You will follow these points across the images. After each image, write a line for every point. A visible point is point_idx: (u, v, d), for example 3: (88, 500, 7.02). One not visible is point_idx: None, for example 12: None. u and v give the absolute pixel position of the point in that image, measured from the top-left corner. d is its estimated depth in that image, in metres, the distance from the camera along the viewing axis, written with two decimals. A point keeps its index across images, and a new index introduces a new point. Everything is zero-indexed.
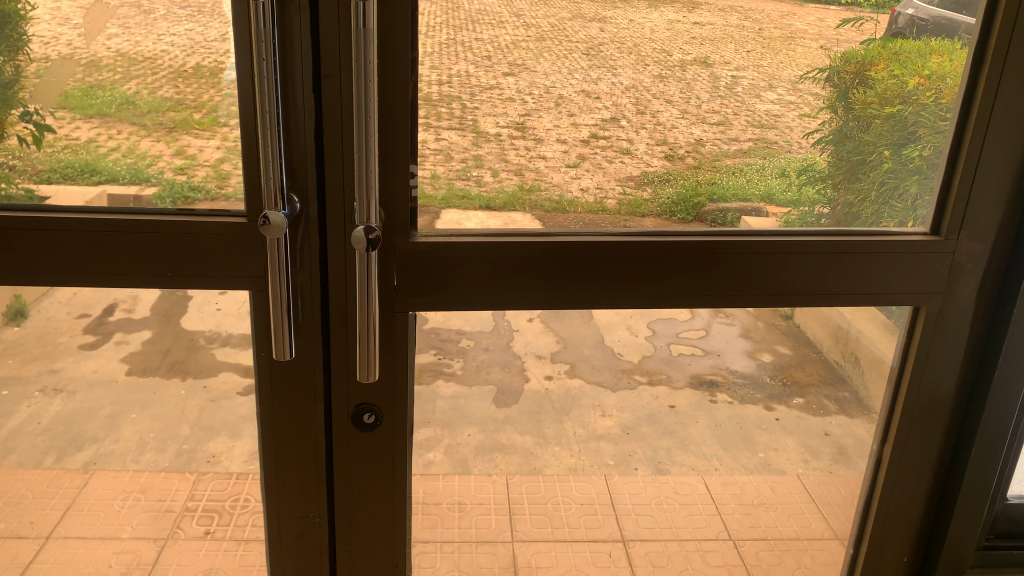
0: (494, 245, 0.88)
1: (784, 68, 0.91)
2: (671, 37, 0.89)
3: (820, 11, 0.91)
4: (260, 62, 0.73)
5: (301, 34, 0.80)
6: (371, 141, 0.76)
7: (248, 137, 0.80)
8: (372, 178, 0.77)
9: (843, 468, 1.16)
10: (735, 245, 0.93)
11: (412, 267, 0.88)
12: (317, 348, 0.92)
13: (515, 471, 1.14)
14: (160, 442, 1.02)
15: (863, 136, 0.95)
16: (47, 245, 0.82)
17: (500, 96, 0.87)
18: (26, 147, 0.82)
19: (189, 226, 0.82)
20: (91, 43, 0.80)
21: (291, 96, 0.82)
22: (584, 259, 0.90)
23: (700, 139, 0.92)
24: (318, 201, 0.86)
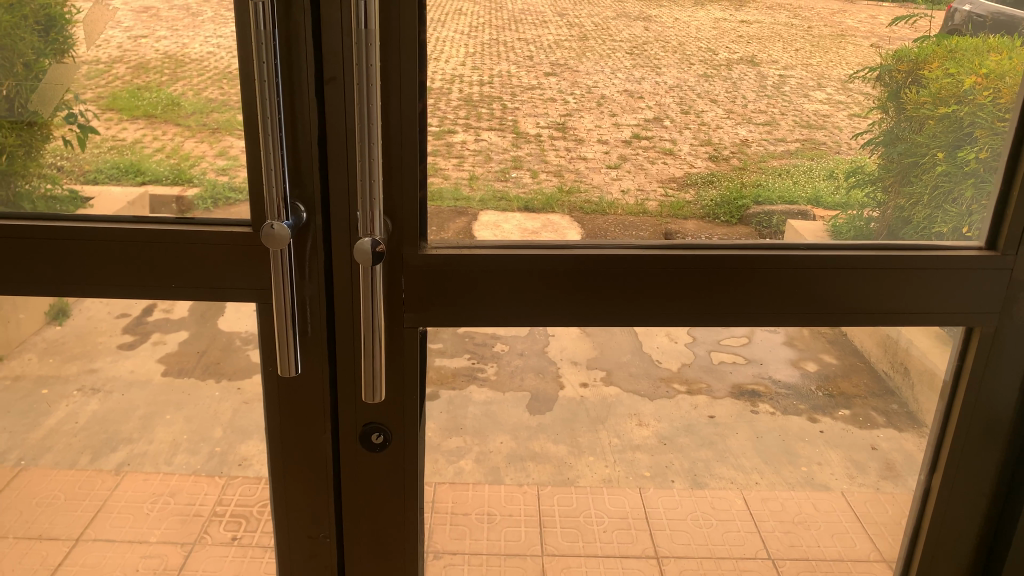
0: (511, 257, 0.86)
1: (834, 66, 0.88)
2: (716, 36, 0.87)
3: (873, 7, 0.88)
4: (260, 64, 0.72)
5: (305, 35, 0.79)
6: (373, 151, 0.75)
7: (251, 144, 0.79)
8: (376, 191, 0.77)
9: (891, 484, 1.12)
10: (774, 260, 0.90)
11: (424, 279, 0.86)
12: (324, 363, 0.92)
13: (547, 481, 1.12)
14: (193, 444, 1.02)
15: (915, 137, 0.91)
16: (78, 255, 0.83)
17: (541, 96, 0.85)
18: (71, 149, 0.83)
19: (205, 237, 0.82)
20: (140, 46, 0.80)
21: (297, 102, 0.81)
22: (618, 273, 0.88)
23: (745, 140, 0.89)
24: (324, 208, 0.86)
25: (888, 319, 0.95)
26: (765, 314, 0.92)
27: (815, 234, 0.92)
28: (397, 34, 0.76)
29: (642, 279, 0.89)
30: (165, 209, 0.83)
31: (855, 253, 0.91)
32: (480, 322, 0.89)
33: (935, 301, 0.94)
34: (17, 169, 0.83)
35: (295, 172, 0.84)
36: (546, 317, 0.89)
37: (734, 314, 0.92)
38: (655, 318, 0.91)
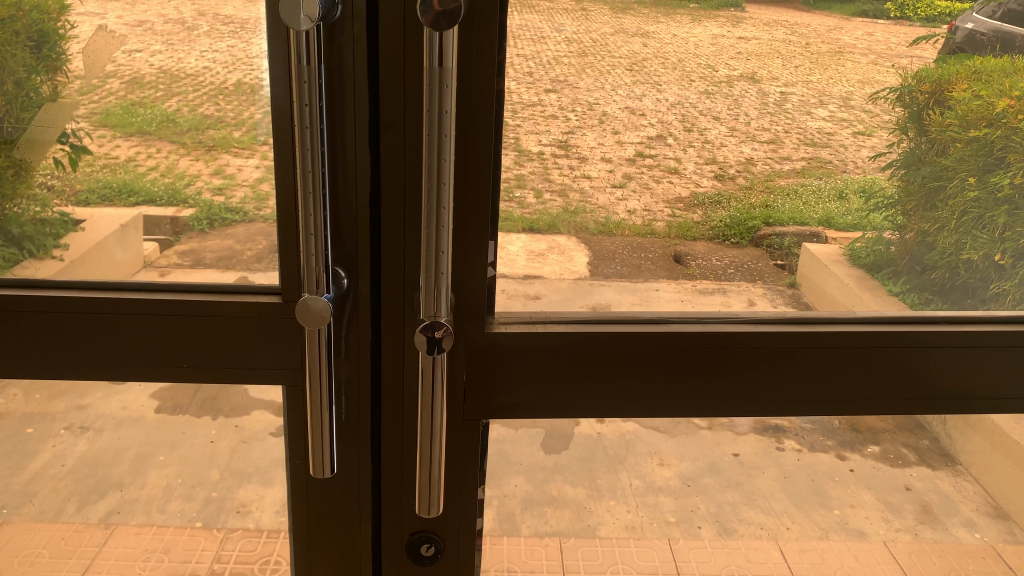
0: (580, 337, 0.90)
1: (834, 83, 0.87)
2: (716, 52, 0.85)
3: (868, 24, 0.86)
4: (302, 107, 0.72)
5: (356, 68, 0.78)
6: (443, 218, 0.76)
7: (282, 175, 0.79)
8: (443, 263, 0.77)
9: (929, 529, 1.07)
10: (811, 338, 0.93)
11: (481, 361, 0.90)
12: (364, 448, 0.94)
13: (568, 531, 1.06)
14: (188, 489, 0.98)
15: (940, 160, 0.88)
16: (88, 326, 0.84)
17: (542, 113, 0.83)
18: (62, 169, 0.82)
19: (222, 306, 0.83)
20: (134, 60, 0.79)
21: (344, 143, 0.80)
22: (672, 353, 0.92)
23: (750, 158, 0.88)
24: (370, 270, 0.86)
25: (916, 386, 0.97)
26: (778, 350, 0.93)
27: (834, 259, 0.91)
28: (470, 98, 0.79)
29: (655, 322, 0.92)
30: (159, 230, 0.83)
31: (855, 332, 0.93)
32: (514, 413, 0.94)
33: (964, 369, 0.96)
34: (6, 190, 0.83)
35: (336, 229, 0.84)
36: (581, 397, 0.93)
37: (765, 382, 0.95)
38: (675, 393, 0.94)
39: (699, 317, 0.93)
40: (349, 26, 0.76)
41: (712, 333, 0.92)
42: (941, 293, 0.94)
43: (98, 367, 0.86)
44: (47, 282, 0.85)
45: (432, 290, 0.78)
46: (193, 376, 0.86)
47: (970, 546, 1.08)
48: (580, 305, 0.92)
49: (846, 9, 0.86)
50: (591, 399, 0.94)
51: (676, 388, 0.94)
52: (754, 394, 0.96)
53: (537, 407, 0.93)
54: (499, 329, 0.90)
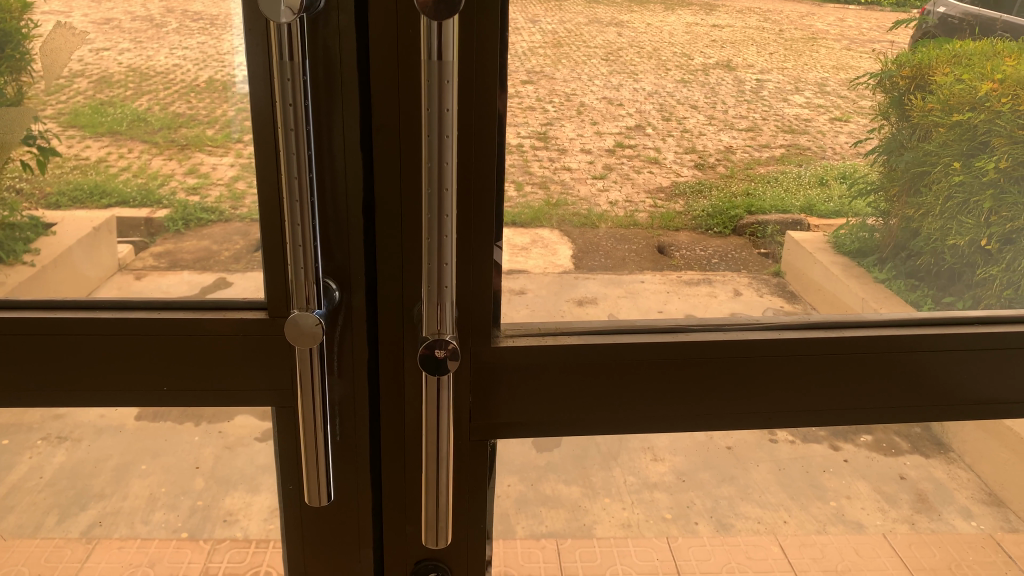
0: (582, 351, 0.91)
1: (808, 70, 0.87)
2: (690, 41, 0.85)
3: (840, 10, 0.86)
4: (286, 107, 0.70)
5: (347, 63, 0.76)
6: (444, 226, 0.74)
7: (263, 178, 0.78)
8: (446, 278, 0.75)
9: (925, 517, 1.07)
10: (808, 349, 0.94)
11: (483, 378, 0.91)
12: (362, 470, 0.94)
13: (563, 530, 1.06)
14: (172, 498, 0.98)
15: (924, 145, 0.88)
16: (67, 348, 0.83)
17: (520, 104, 0.82)
18: (30, 172, 0.81)
19: (204, 323, 0.83)
20: (102, 58, 0.78)
21: (332, 143, 0.78)
22: (674, 365, 0.93)
23: (730, 146, 0.88)
24: (364, 281, 0.85)
25: (914, 383, 0.97)
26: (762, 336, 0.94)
27: (819, 247, 0.91)
28: (470, 100, 0.79)
29: (654, 314, 0.93)
30: (135, 232, 0.83)
31: (848, 338, 0.94)
32: (517, 429, 0.94)
33: (958, 367, 0.97)
34: None
35: (325, 238, 0.83)
36: (578, 408, 0.94)
37: (759, 384, 0.95)
38: (668, 397, 0.95)
39: (718, 325, 0.94)
40: (336, 19, 0.74)
41: (719, 341, 0.92)
42: (928, 281, 0.94)
43: (75, 388, 0.85)
44: (25, 300, 0.84)
45: (433, 301, 0.76)
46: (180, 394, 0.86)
47: (970, 535, 1.08)
48: (565, 298, 0.92)
49: None
50: (588, 406, 0.94)
51: (671, 390, 0.94)
52: (747, 394, 0.96)
53: (531, 418, 0.94)
54: (504, 342, 0.90)
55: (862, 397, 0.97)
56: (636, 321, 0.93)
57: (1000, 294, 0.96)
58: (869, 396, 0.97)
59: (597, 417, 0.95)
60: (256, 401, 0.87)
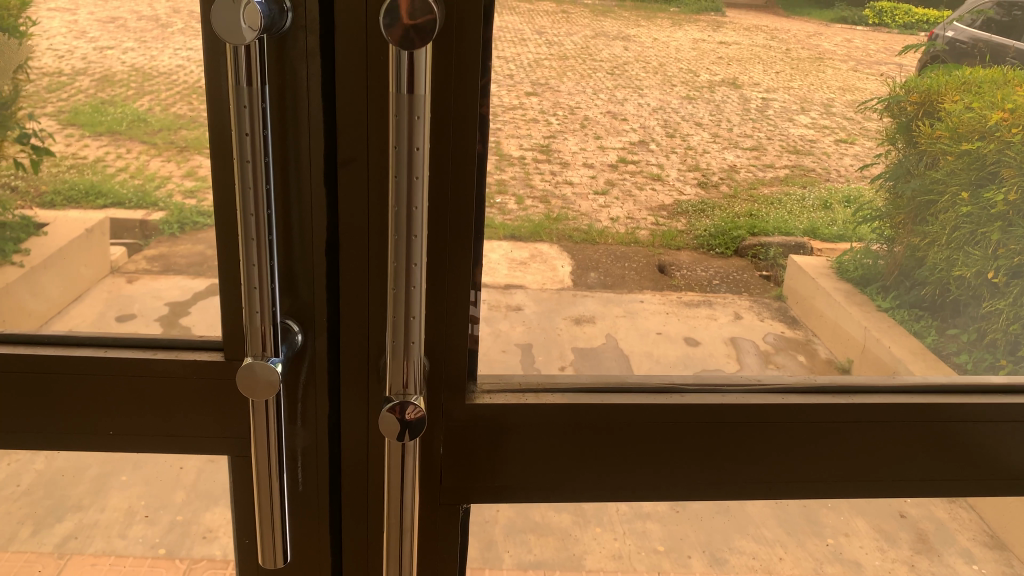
0: (568, 410, 0.88)
1: (814, 90, 0.88)
2: (697, 57, 0.84)
3: (847, 31, 0.84)
4: (242, 136, 0.67)
5: (311, 93, 0.74)
6: (413, 276, 0.69)
7: (221, 204, 0.74)
8: (414, 329, 0.71)
9: (926, 559, 1.03)
10: (798, 414, 0.91)
11: (463, 437, 0.88)
12: (321, 519, 0.92)
13: (551, 560, 1.02)
14: (151, 513, 0.94)
15: (932, 173, 0.87)
16: (26, 385, 0.80)
17: (524, 116, 0.80)
18: (24, 171, 0.80)
19: (154, 364, 0.79)
20: (106, 57, 0.77)
21: (297, 175, 0.77)
22: (661, 428, 0.90)
23: (734, 165, 0.87)
24: (327, 321, 0.83)
25: (901, 444, 0.94)
26: (757, 361, 0.93)
27: (822, 271, 0.90)
28: (445, 138, 0.76)
29: (653, 335, 0.92)
30: (129, 234, 0.80)
31: (840, 405, 0.91)
32: (494, 489, 0.91)
33: (951, 435, 0.94)
34: None
35: (289, 277, 0.81)
36: (559, 471, 0.91)
37: (748, 446, 0.92)
38: (651, 459, 0.91)
39: (715, 386, 0.91)
40: (301, 41, 0.72)
41: (713, 404, 0.90)
42: (932, 311, 0.92)
43: (32, 429, 0.82)
44: None
45: (399, 349, 0.71)
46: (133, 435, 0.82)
47: None
48: (561, 316, 0.91)
49: (825, 15, 0.84)
50: (568, 463, 0.91)
51: (652, 445, 0.91)
52: (735, 457, 0.93)
53: (511, 476, 0.91)
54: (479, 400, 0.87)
55: (852, 462, 0.94)
56: (634, 341, 0.92)
57: (1007, 329, 0.94)
58: (856, 462, 0.94)
59: (577, 478, 0.91)
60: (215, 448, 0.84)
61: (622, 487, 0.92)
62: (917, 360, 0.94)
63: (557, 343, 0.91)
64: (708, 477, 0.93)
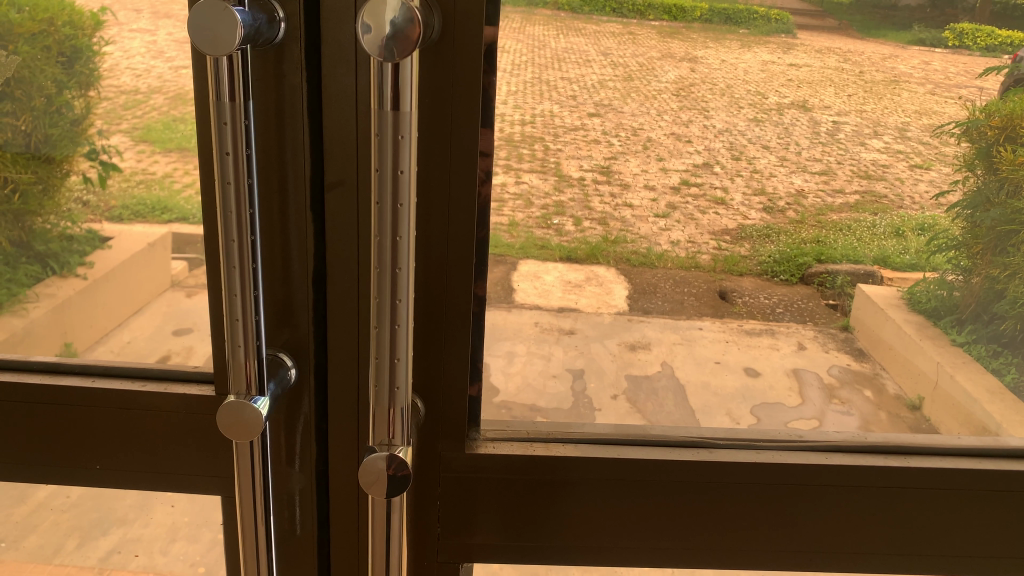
0: (585, 463, 0.85)
1: (888, 113, 0.83)
2: (765, 79, 0.81)
3: (925, 53, 0.80)
4: (224, 156, 0.66)
5: (299, 112, 0.74)
6: (399, 313, 0.67)
7: (210, 227, 0.75)
8: (401, 366, 0.69)
9: None
10: (825, 477, 0.86)
11: (469, 488, 0.86)
12: (315, 559, 0.92)
13: None
14: (194, 530, 0.93)
15: (1013, 202, 0.82)
16: (55, 416, 0.81)
17: (585, 137, 0.81)
18: (91, 187, 0.82)
19: (163, 401, 0.80)
20: (180, 76, 0.74)
21: (286, 200, 0.77)
22: (681, 486, 0.86)
23: (801, 190, 0.83)
24: (317, 352, 0.83)
25: (948, 501, 0.87)
26: (820, 395, 0.89)
27: (892, 303, 0.86)
28: (450, 161, 0.74)
29: (711, 364, 0.88)
30: (191, 248, 0.80)
31: (863, 466, 0.86)
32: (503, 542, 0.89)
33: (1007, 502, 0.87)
34: (35, 207, 0.83)
35: (283, 309, 0.81)
36: (579, 524, 0.88)
37: (776, 505, 0.88)
38: (676, 513, 0.88)
39: (750, 443, 0.88)
40: (293, 51, 0.72)
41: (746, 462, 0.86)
42: (1012, 347, 0.87)
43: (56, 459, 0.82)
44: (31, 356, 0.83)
45: (383, 395, 0.70)
46: (152, 462, 0.82)
47: None
48: (616, 340, 0.87)
49: (901, 36, 0.80)
50: (586, 518, 0.88)
51: (671, 497, 0.87)
52: (764, 514, 0.88)
53: (521, 531, 0.88)
54: (480, 450, 0.85)
55: (887, 524, 0.89)
56: (690, 370, 0.88)
57: None
58: (892, 523, 0.89)
59: (606, 529, 0.88)
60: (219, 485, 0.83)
61: (646, 543, 0.89)
62: (995, 400, 0.89)
63: (611, 370, 0.88)
64: (736, 533, 0.89)
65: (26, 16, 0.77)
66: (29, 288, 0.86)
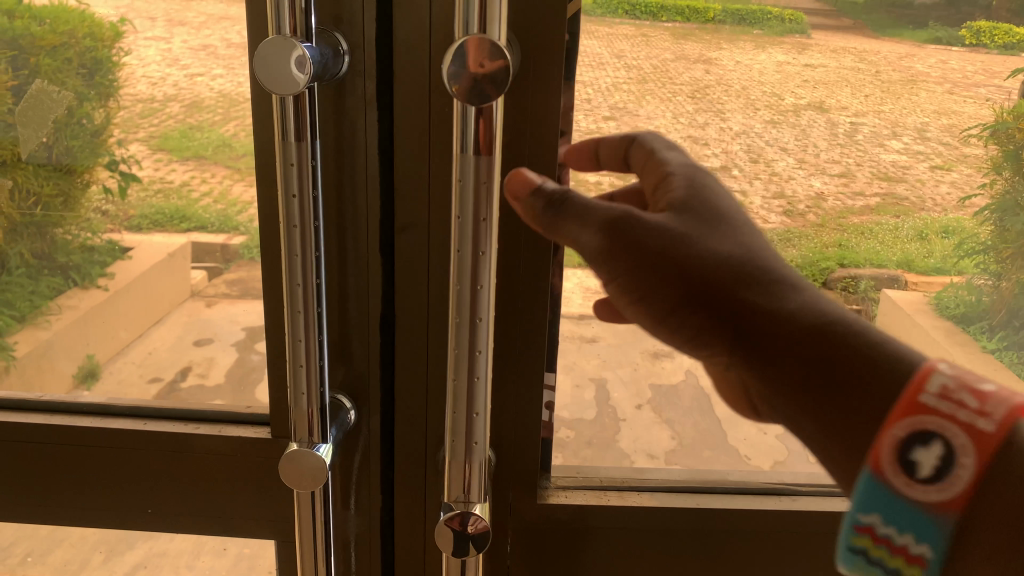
0: (659, 511, 0.83)
1: (907, 113, 0.81)
2: (781, 80, 0.80)
3: (941, 52, 0.79)
4: (291, 198, 0.67)
5: (365, 149, 0.74)
6: (477, 365, 0.68)
7: (269, 263, 0.77)
8: (478, 416, 0.70)
9: None
10: None
11: (537, 539, 0.85)
12: None
13: None
14: (219, 544, 0.92)
15: None
16: (97, 452, 0.82)
17: (601, 141, 0.76)
18: (111, 197, 0.82)
19: (209, 441, 0.81)
20: (196, 84, 0.77)
21: (353, 242, 0.77)
22: (752, 535, 0.84)
23: (821, 193, 0.82)
24: (383, 394, 0.83)
25: None
26: None
27: (919, 309, 0.85)
28: None
29: None
30: (210, 257, 0.82)
31: None
32: None
33: None
34: (56, 218, 0.84)
35: (345, 348, 0.81)
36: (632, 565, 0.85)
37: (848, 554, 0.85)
38: (728, 541, 0.84)
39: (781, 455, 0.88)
40: (357, 85, 0.72)
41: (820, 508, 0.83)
42: None
43: (99, 494, 0.84)
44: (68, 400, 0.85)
45: (459, 448, 0.71)
46: (189, 487, 0.83)
47: None
48: (639, 349, 0.85)
49: (918, 35, 0.79)
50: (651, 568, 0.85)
51: (718, 515, 0.83)
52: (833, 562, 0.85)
53: None
54: (551, 500, 0.84)
55: None
56: None
57: None
58: None
59: None
60: (268, 524, 0.84)
61: None
62: None
63: (632, 378, 0.87)
64: (780, 551, 0.85)
65: (48, 28, 0.78)
66: (52, 300, 0.87)
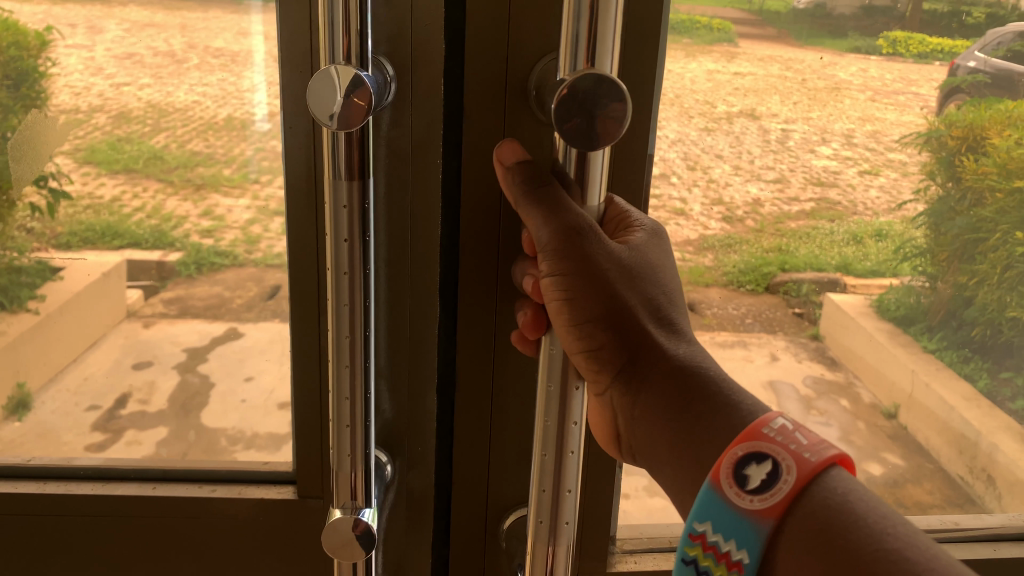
0: None
1: (835, 120, 0.84)
2: (712, 89, 0.81)
3: (862, 60, 0.81)
4: (341, 244, 0.66)
5: (435, 194, 0.74)
6: (572, 435, 0.67)
7: (303, 305, 0.76)
8: (570, 486, 0.68)
9: None
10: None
11: None
12: None
13: None
14: None
15: (981, 212, 0.86)
16: (83, 520, 0.80)
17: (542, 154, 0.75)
18: (38, 215, 0.80)
19: (211, 502, 0.80)
20: (122, 94, 0.77)
21: (419, 297, 0.77)
22: None
23: (758, 199, 0.85)
24: (440, 445, 0.82)
25: None
26: (799, 406, 0.90)
27: (862, 311, 0.87)
28: None
29: None
30: (145, 276, 0.82)
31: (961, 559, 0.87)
32: None
33: None
34: None
35: (383, 393, 0.81)
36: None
37: None
38: None
39: None
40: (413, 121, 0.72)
41: None
42: (981, 353, 0.90)
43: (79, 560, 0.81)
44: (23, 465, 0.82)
45: (544, 529, 0.69)
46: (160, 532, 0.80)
47: None
48: None
49: (839, 44, 0.81)
50: None
51: None
52: None
53: None
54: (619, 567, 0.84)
55: None
56: None
57: None
58: None
59: None
60: None
61: None
62: (971, 406, 0.92)
63: None
64: None
65: None
66: None
